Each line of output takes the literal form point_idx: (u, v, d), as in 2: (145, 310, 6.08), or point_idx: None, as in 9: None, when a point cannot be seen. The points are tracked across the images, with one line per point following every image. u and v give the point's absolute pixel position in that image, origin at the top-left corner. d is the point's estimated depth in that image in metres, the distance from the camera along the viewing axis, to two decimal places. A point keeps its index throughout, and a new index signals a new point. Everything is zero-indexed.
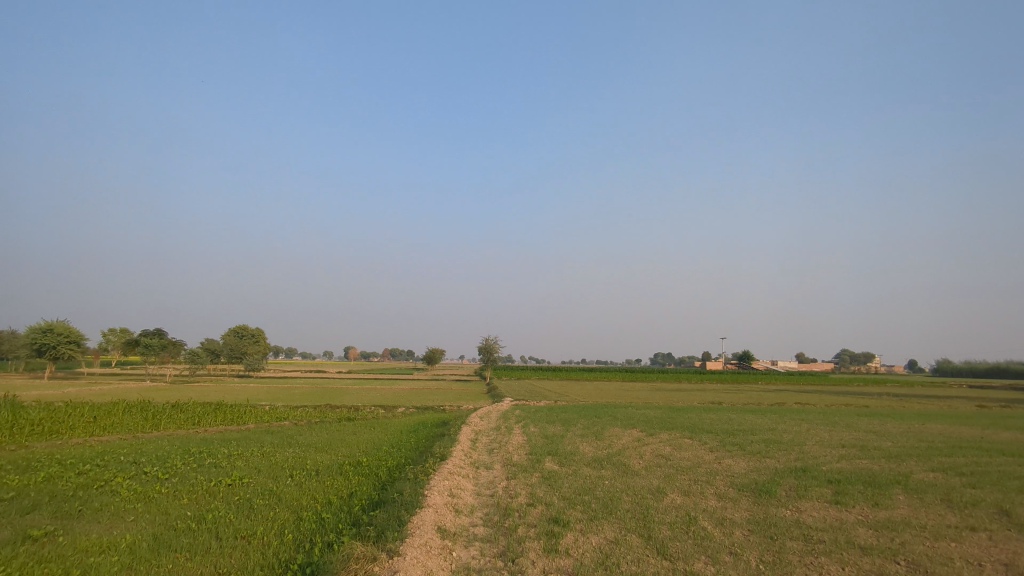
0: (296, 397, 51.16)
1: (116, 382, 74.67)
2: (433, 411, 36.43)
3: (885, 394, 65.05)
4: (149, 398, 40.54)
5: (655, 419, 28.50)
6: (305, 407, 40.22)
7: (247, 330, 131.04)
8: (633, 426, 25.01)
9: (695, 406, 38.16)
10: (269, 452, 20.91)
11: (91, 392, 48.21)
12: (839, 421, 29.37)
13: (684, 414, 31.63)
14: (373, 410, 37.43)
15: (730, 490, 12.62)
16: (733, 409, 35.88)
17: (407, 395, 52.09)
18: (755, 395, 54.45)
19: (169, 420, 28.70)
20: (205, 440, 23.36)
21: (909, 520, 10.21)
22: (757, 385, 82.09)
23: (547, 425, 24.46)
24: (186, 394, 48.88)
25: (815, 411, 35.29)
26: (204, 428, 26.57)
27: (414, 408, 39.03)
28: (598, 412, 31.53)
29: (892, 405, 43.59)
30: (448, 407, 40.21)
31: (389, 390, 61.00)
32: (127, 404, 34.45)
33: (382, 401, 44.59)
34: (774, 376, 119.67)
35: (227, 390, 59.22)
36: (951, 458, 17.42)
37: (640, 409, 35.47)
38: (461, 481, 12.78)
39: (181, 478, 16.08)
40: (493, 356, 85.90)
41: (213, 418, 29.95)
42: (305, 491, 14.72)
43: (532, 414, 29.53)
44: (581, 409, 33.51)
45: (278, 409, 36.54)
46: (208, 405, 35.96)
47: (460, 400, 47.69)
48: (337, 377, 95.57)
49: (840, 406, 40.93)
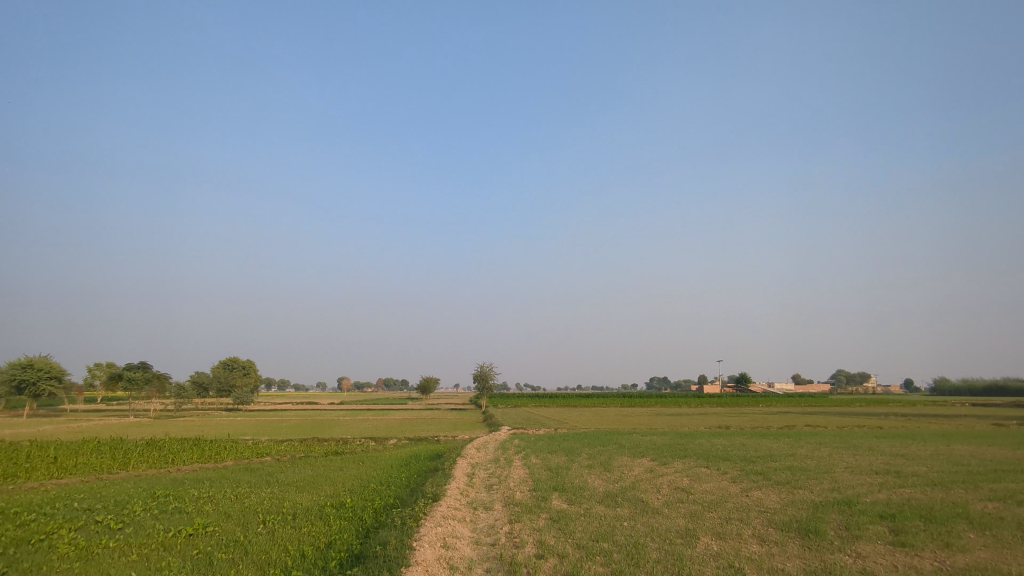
0: (283, 431, 48.79)
1: (97, 418, 71.77)
2: (427, 443, 34.40)
3: (893, 414, 63.15)
4: (125, 436, 38.21)
5: (664, 446, 26.59)
6: (291, 441, 38.01)
7: (236, 362, 128.01)
8: (643, 455, 23.10)
9: (702, 431, 36.21)
10: (243, 494, 18.89)
11: (66, 431, 45.82)
12: (860, 444, 27.58)
13: (693, 440, 29.77)
14: (363, 443, 35.33)
15: (772, 531, 10.79)
16: (743, 433, 34.05)
17: (399, 427, 49.83)
18: (760, 418, 52.41)
19: (141, 459, 26.61)
20: (175, 481, 21.34)
21: (996, 567, 8.47)
22: (759, 408, 80.44)
23: (550, 456, 22.53)
24: (167, 430, 46.44)
25: (829, 433, 33.51)
26: (178, 467, 24.49)
27: (407, 440, 36.91)
28: (602, 440, 29.64)
29: (906, 426, 41.74)
30: (442, 438, 38.03)
31: (381, 421, 58.58)
32: (99, 443, 32.20)
33: (372, 433, 42.42)
34: (772, 398, 118.04)
35: (212, 425, 56.84)
36: (1002, 485, 15.63)
37: (645, 436, 33.47)
38: (457, 528, 10.91)
39: (137, 527, 14.13)
40: (488, 384, 83.55)
41: (189, 455, 27.85)
42: (277, 541, 12.77)
43: (532, 444, 27.67)
44: (583, 437, 31.57)
45: (262, 444, 34.38)
46: (187, 441, 33.75)
47: (455, 430, 45.53)
48: (328, 408, 92.89)
49: (853, 428, 39.06)
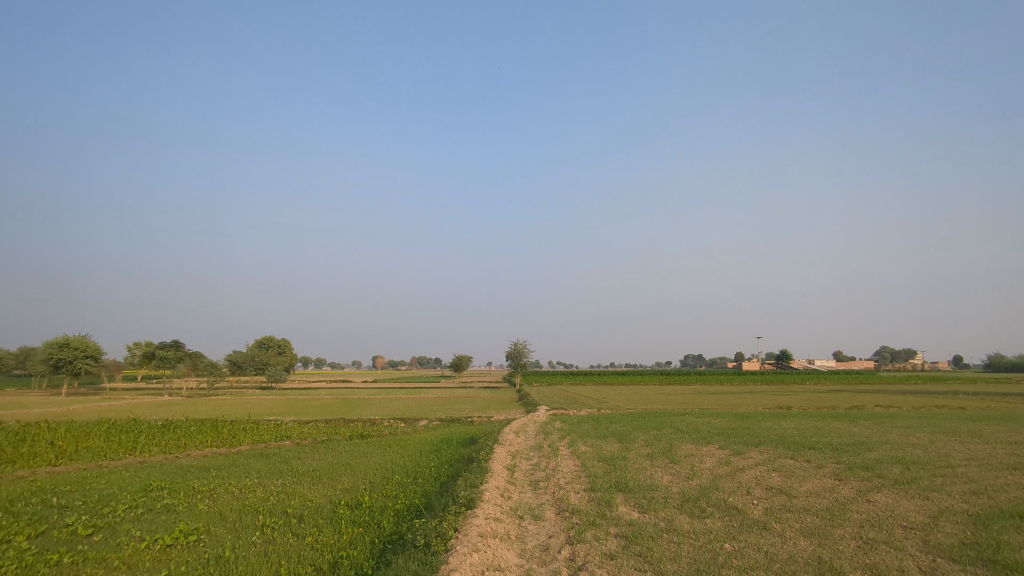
0: (312, 411, 46.94)
1: (131, 397, 71.48)
2: (460, 425, 31.81)
3: (958, 393, 58.36)
4: (148, 416, 36.60)
5: (729, 430, 23.33)
6: (316, 422, 35.78)
7: (270, 341, 128.25)
8: (708, 442, 19.91)
9: (762, 412, 32.83)
10: (250, 487, 16.37)
11: (91, 411, 44.71)
12: (955, 428, 23.86)
13: (758, 423, 26.46)
14: (392, 424, 32.91)
15: (947, 568, 7.54)
16: (810, 415, 30.54)
17: (431, 406, 47.65)
18: (817, 398, 48.89)
19: (150, 442, 24.57)
20: (179, 470, 19.03)
21: None
22: (809, 386, 75.81)
23: (601, 442, 19.58)
24: (192, 409, 44.88)
25: (910, 415, 29.69)
26: (187, 453, 22.29)
27: (439, 421, 34.41)
28: (652, 423, 26.53)
29: (988, 405, 37.57)
30: (477, 419, 35.43)
31: (413, 400, 56.49)
32: (113, 423, 30.35)
33: (401, 414, 40.05)
34: (816, 375, 113.11)
35: (242, 404, 55.53)
36: None
37: (700, 417, 30.20)
38: (498, 556, 8.00)
39: (110, 534, 11.56)
40: (522, 362, 80.93)
41: (202, 438, 25.66)
42: (270, 559, 10.04)
43: (575, 427, 24.81)
44: (633, 419, 28.34)
45: (285, 425, 32.19)
46: (206, 422, 31.71)
47: (489, 409, 42.98)
48: (361, 386, 91.77)
49: (931, 408, 35.14)
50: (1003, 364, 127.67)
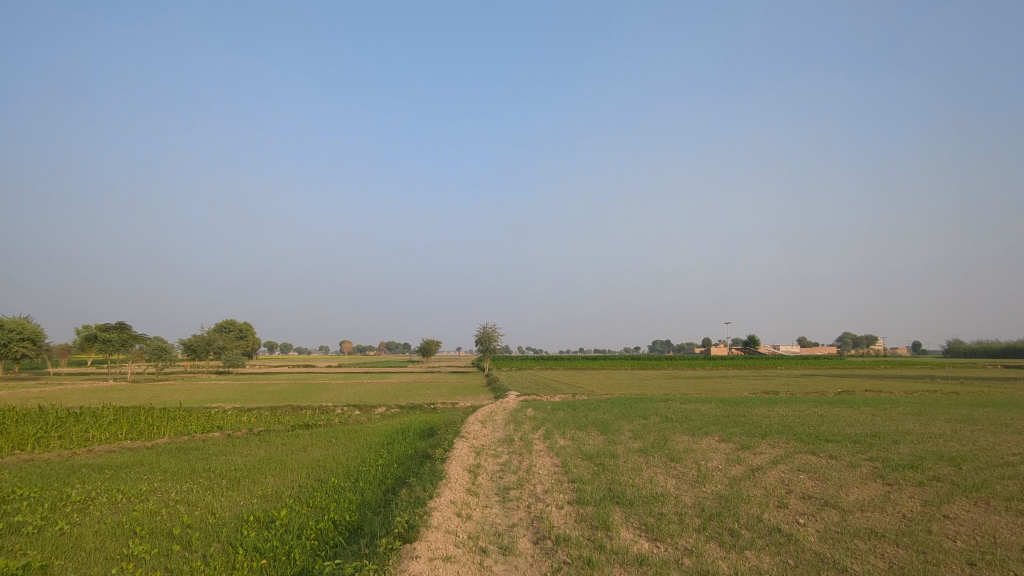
0: (261, 397, 43.08)
1: (72, 383, 66.31)
2: (423, 413, 28.68)
3: (934, 376, 57.37)
4: (70, 403, 32.41)
5: (723, 419, 20.55)
6: (261, 409, 32.17)
7: (232, 325, 122.93)
8: (707, 433, 17.08)
9: (750, 398, 30.31)
10: (143, 493, 12.83)
11: (11, 398, 40.00)
12: (967, 416, 21.56)
13: (751, 410, 23.90)
14: (345, 413, 29.55)
15: None
16: (804, 402, 28.21)
17: (393, 391, 44.37)
18: (797, 383, 46.68)
19: (47, 433, 20.75)
20: (65, 471, 15.35)
21: None
22: (783, 371, 74.31)
23: (581, 434, 16.59)
24: (126, 396, 40.47)
25: (908, 401, 27.45)
26: (88, 448, 18.60)
27: (399, 408, 31.15)
28: (634, 410, 23.77)
29: (978, 390, 35.75)
30: (441, 406, 32.38)
31: (375, 386, 52.90)
32: (16, 413, 26.12)
33: (359, 401, 36.65)
34: (788, 360, 112.45)
35: (188, 390, 51.45)
36: None
37: (685, 404, 27.57)
38: None
39: None
40: (492, 346, 77.81)
41: (115, 429, 21.89)
42: None
43: (550, 416, 21.88)
44: (613, 406, 25.55)
45: (222, 414, 28.42)
46: (130, 411, 27.77)
47: (455, 396, 39.78)
48: (324, 372, 87.64)
49: (923, 392, 33.07)
50: (961, 349, 130.00)
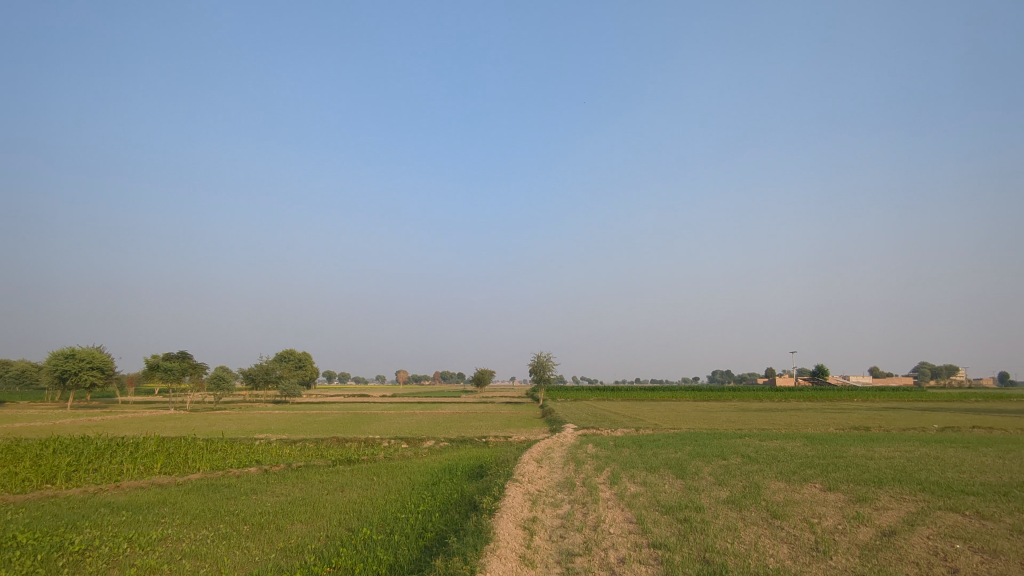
0: (311, 427, 42.00)
1: (133, 411, 67.38)
2: (474, 447, 26.61)
3: None
4: (120, 433, 31.87)
5: (818, 461, 17.63)
6: (307, 441, 30.78)
7: (291, 355, 124.63)
8: (806, 479, 14.38)
9: (839, 434, 26.94)
10: (151, 543, 11.20)
11: (70, 426, 40.27)
12: None
13: (845, 450, 20.78)
14: (393, 446, 27.86)
15: None
16: (907, 440, 24.61)
17: (444, 423, 42.53)
18: (885, 417, 42.37)
19: (83, 465, 19.76)
20: (80, 512, 13.96)
21: None
22: (863, 403, 68.62)
23: (655, 479, 14.18)
24: (177, 426, 40.09)
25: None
26: (116, 484, 17.39)
27: (449, 442, 29.16)
28: (709, 448, 21.05)
29: None
30: (493, 440, 30.22)
31: (427, 416, 51.32)
32: (63, 443, 25.53)
33: (408, 433, 34.93)
34: (863, 392, 104.94)
35: (242, 419, 51.16)
36: None
37: (765, 440, 24.55)
38: None
39: None
40: (547, 376, 75.19)
41: (152, 462, 20.74)
42: None
43: (614, 454, 19.45)
44: (684, 443, 22.86)
45: (266, 447, 27.10)
46: (174, 442, 26.75)
47: (508, 428, 37.57)
48: (378, 401, 86.91)
49: None
50: None
